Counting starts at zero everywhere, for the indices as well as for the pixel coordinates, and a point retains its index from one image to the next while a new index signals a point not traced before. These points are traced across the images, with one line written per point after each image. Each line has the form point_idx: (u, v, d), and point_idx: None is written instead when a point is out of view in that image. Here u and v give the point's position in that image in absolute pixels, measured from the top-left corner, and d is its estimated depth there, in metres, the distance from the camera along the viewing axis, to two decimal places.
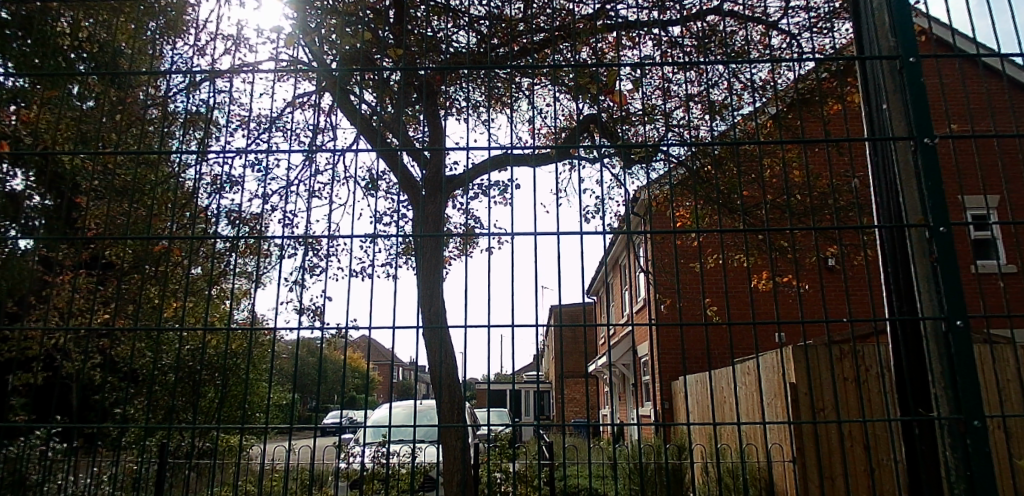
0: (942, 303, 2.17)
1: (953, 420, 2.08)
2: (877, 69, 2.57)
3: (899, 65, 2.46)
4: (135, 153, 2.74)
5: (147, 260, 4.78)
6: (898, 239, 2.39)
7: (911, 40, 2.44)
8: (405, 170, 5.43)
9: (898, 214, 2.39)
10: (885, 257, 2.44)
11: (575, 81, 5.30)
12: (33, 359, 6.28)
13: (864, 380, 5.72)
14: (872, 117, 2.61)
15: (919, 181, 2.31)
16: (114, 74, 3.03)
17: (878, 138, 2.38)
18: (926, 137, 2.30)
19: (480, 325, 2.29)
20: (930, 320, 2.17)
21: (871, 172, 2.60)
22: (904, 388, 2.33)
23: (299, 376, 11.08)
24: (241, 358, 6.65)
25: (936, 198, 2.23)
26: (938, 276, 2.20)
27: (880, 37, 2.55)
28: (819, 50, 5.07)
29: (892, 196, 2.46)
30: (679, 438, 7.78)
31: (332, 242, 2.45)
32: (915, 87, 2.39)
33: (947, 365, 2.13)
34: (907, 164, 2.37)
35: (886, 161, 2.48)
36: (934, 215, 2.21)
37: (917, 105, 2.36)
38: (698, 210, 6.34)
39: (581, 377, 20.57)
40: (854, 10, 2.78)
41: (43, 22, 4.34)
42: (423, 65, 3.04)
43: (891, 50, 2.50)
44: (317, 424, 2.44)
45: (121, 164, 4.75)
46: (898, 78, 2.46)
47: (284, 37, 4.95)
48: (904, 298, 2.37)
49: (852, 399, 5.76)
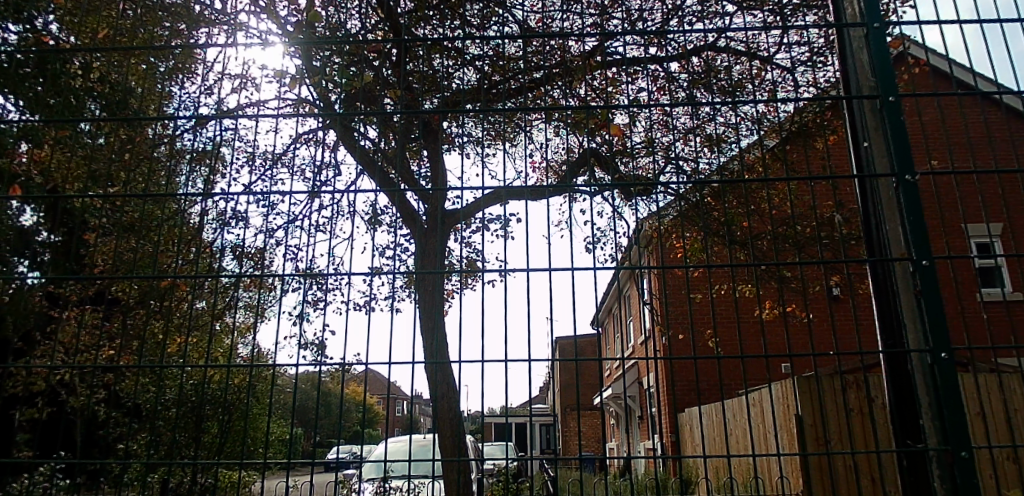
0: (927, 335, 2.19)
1: (941, 452, 2.09)
2: (860, 109, 2.65)
3: (880, 104, 2.54)
4: (145, 194, 2.92)
5: (153, 295, 4.81)
6: (885, 273, 2.43)
7: (890, 80, 2.53)
8: (408, 205, 5.50)
9: (883, 248, 2.45)
10: (874, 290, 2.46)
11: (575, 118, 5.45)
12: (37, 396, 6.22)
13: (866, 408, 5.81)
14: (859, 154, 2.68)
15: (902, 217, 2.36)
16: (125, 117, 3.17)
17: (860, 175, 2.45)
18: (907, 174, 2.36)
19: (479, 362, 2.35)
20: (916, 353, 2.19)
21: (859, 207, 2.66)
22: (894, 421, 2.33)
23: (303, 411, 10.93)
24: (244, 393, 6.59)
25: (919, 233, 2.28)
26: (922, 309, 2.23)
27: (862, 76, 2.64)
28: (814, 84, 5.18)
29: (878, 230, 2.50)
30: (688, 472, 7.70)
31: (334, 276, 2.56)
32: (896, 126, 2.46)
33: (934, 398, 2.15)
34: (890, 200, 2.42)
35: (872, 197, 2.53)
36: (916, 249, 2.25)
37: (898, 142, 2.42)
38: (699, 242, 6.37)
39: (587, 410, 20.27)
40: (840, 50, 2.87)
41: (59, 64, 4.44)
42: (425, 106, 3.16)
43: (872, 89, 2.59)
44: (322, 460, 2.58)
45: (130, 201, 4.81)
46: (879, 117, 2.55)
47: (290, 78, 5.12)
48: (891, 332, 2.41)
49: (861, 431, 5.78)
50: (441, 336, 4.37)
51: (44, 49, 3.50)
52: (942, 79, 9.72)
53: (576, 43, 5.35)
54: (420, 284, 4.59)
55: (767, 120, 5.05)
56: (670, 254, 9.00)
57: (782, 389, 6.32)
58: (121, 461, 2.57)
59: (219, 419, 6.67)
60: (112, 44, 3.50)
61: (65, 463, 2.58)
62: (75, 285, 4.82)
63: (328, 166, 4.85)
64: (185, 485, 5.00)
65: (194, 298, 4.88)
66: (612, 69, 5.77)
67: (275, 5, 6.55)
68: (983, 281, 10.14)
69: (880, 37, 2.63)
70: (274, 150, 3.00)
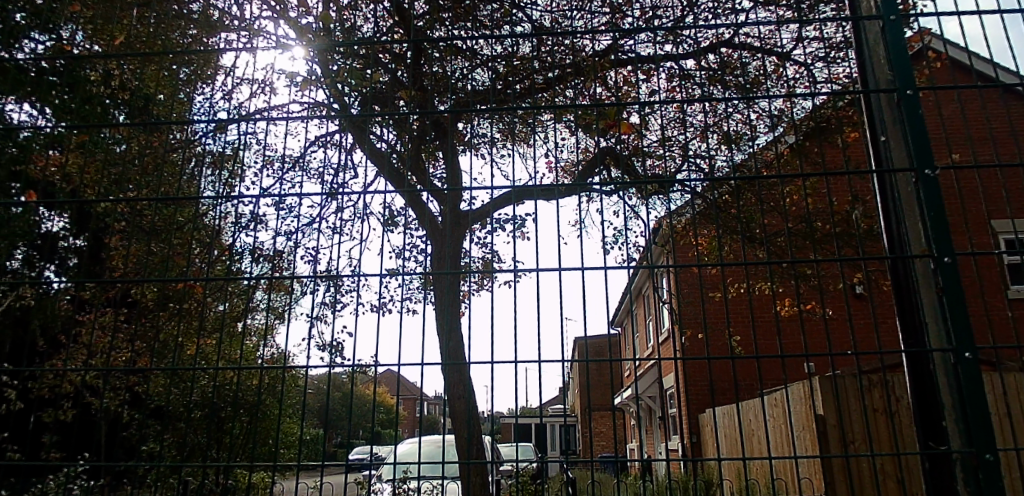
0: (949, 333, 2.13)
1: (966, 454, 2.02)
2: (878, 105, 2.60)
3: (898, 98, 2.49)
4: (170, 197, 2.96)
5: (177, 296, 4.90)
6: (905, 271, 2.38)
7: (908, 74, 2.48)
8: (425, 206, 5.54)
9: (903, 245, 2.39)
10: (894, 286, 2.42)
11: (589, 116, 5.45)
12: (66, 398, 6.37)
13: (894, 411, 5.68)
14: (876, 151, 2.64)
15: (922, 213, 2.31)
16: (146, 123, 3.21)
17: (878, 170, 2.41)
18: (927, 168, 2.31)
19: (496, 362, 2.34)
20: (938, 352, 2.14)
21: (878, 204, 2.60)
22: (917, 420, 2.28)
23: (326, 413, 11.08)
24: (269, 393, 6.72)
25: (941, 229, 2.23)
26: (943, 306, 2.18)
27: (877, 70, 2.59)
28: (833, 79, 5.12)
29: (898, 227, 2.45)
30: (708, 473, 7.69)
31: (353, 277, 2.58)
32: (914, 120, 2.41)
33: (956, 395, 2.09)
34: (909, 196, 2.37)
35: (891, 193, 2.49)
36: (938, 245, 2.20)
37: (917, 136, 2.37)
38: (717, 240, 6.33)
39: (607, 410, 20.25)
40: (856, 46, 2.83)
41: (83, 72, 4.53)
42: (442, 107, 3.19)
43: (889, 84, 2.54)
44: (344, 461, 2.59)
45: (152, 206, 4.90)
46: (896, 111, 2.50)
47: (308, 82, 5.20)
48: (911, 334, 2.35)
49: (883, 432, 5.71)
50: (459, 337, 4.38)
51: (68, 57, 3.58)
52: (962, 71, 9.53)
53: (591, 42, 5.35)
54: (438, 285, 4.61)
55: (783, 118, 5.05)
56: (688, 252, 8.92)
57: (800, 389, 6.29)
58: (150, 463, 2.60)
59: (244, 420, 6.79)
60: (133, 50, 3.54)
61: (90, 464, 2.60)
62: (100, 288, 4.92)
63: (347, 169, 4.89)
64: (207, 487, 5.08)
65: (214, 300, 4.96)
66: (627, 67, 5.78)
67: (291, 9, 6.62)
68: (1010, 277, 9.88)
69: (896, 30, 2.58)
70: (294, 153, 3.02)
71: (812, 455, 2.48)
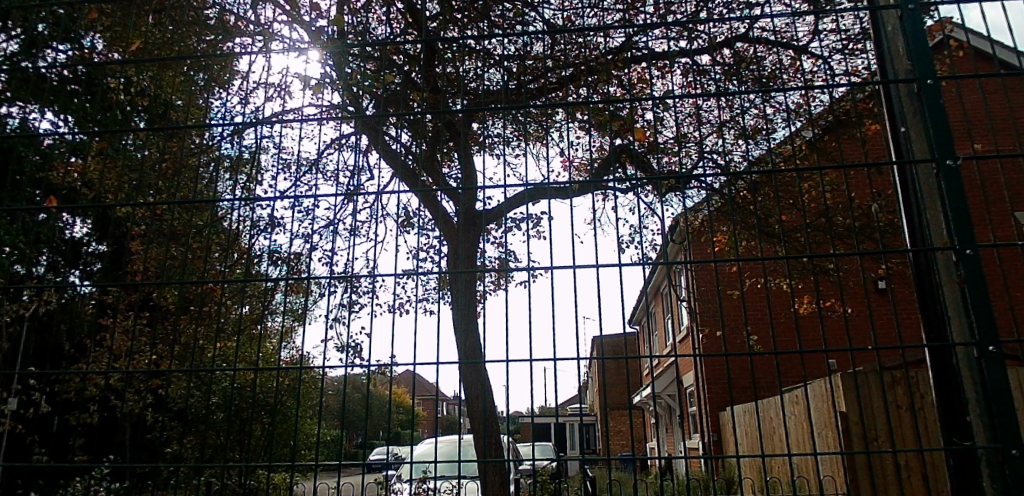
0: (973, 327, 2.04)
1: (991, 452, 1.93)
2: (898, 95, 2.51)
3: (918, 87, 2.39)
4: (187, 201, 2.99)
5: (197, 300, 4.97)
6: (928, 265, 2.29)
7: (928, 61, 2.38)
8: (440, 206, 5.53)
9: (926, 238, 2.30)
10: (915, 280, 2.33)
11: (603, 114, 5.40)
12: (92, 401, 6.50)
13: (918, 407, 5.51)
14: (898, 143, 2.55)
15: (945, 205, 2.21)
16: (165, 128, 3.23)
17: (898, 162, 2.31)
18: (949, 158, 2.20)
19: (514, 361, 2.29)
20: (961, 346, 2.05)
21: (900, 196, 2.51)
22: (941, 417, 2.19)
23: (346, 413, 11.18)
24: (288, 395, 6.79)
25: (964, 220, 2.12)
26: (967, 299, 2.08)
27: (896, 59, 2.50)
28: (851, 71, 5.02)
29: (920, 219, 2.36)
30: (728, 472, 7.58)
31: (370, 277, 2.57)
32: (935, 109, 2.30)
33: (982, 392, 2.00)
34: (931, 187, 2.28)
35: (913, 184, 2.40)
36: (960, 237, 2.10)
37: (937, 125, 2.27)
38: (736, 236, 6.23)
39: (625, 409, 20.13)
40: (876, 35, 2.75)
41: (104, 80, 4.61)
42: (456, 107, 3.16)
43: (909, 73, 2.44)
44: (365, 461, 2.56)
45: (172, 211, 4.97)
46: (917, 101, 2.39)
47: (323, 85, 5.23)
48: (935, 328, 2.28)
49: (907, 429, 5.56)
50: (475, 337, 4.36)
51: (89, 64, 3.62)
52: (986, 61, 9.28)
53: (604, 39, 5.30)
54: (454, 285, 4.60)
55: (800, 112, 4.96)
56: (706, 249, 8.81)
57: (821, 386, 6.16)
58: (172, 464, 2.61)
59: (265, 421, 6.86)
60: (151, 56, 3.57)
61: (114, 466, 2.61)
62: (122, 292, 5.01)
63: (362, 171, 4.90)
64: (229, 487, 5.13)
65: (234, 303, 5.01)
66: (641, 64, 5.72)
67: (305, 13, 6.66)
68: None
69: (916, 17, 2.47)
70: (311, 155, 3.02)
71: (832, 453, 2.40)
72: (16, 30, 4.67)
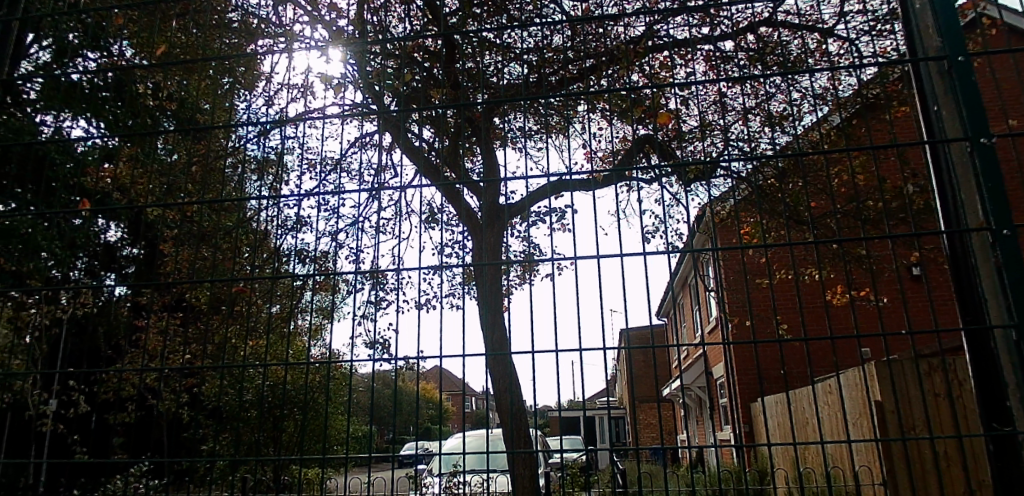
0: (1010, 311, 1.96)
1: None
2: (926, 73, 2.40)
3: (948, 65, 2.28)
4: (215, 203, 2.97)
5: (228, 300, 5.05)
6: (962, 248, 2.20)
7: (958, 38, 2.27)
8: (463, 201, 5.52)
9: (959, 220, 2.21)
10: (949, 264, 2.25)
11: (625, 103, 5.30)
12: (131, 400, 6.66)
13: (956, 395, 5.29)
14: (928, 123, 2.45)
15: (978, 184, 2.11)
16: (194, 130, 3.17)
17: (928, 142, 2.22)
18: (982, 137, 2.11)
19: (541, 355, 2.25)
20: (998, 330, 1.97)
21: (930, 178, 2.42)
22: (977, 402, 2.11)
23: (374, 409, 11.31)
24: (318, 391, 6.91)
25: (999, 201, 2.03)
26: (1004, 283, 1.99)
27: (925, 39, 2.39)
28: (881, 52, 4.84)
29: (952, 201, 2.27)
30: (760, 463, 7.44)
31: (397, 273, 2.54)
32: (966, 87, 2.21)
33: (1020, 377, 1.92)
34: (964, 167, 2.17)
35: (945, 166, 2.30)
36: (995, 218, 2.01)
37: (969, 103, 2.17)
38: (764, 224, 6.10)
39: (654, 402, 19.96)
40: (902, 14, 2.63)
41: (132, 86, 4.69)
42: (479, 100, 3.10)
43: (939, 52, 2.34)
44: (395, 455, 2.58)
45: (201, 214, 5.05)
46: (947, 80, 2.29)
47: (346, 84, 5.26)
48: (971, 311, 2.16)
49: (944, 417, 5.35)
50: (502, 331, 4.35)
51: (117, 70, 3.54)
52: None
53: (625, 28, 5.19)
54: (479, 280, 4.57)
55: (828, 96, 4.80)
56: (734, 238, 8.63)
57: (854, 375, 5.98)
58: (208, 460, 2.61)
59: (297, 418, 6.97)
60: (178, 60, 3.55)
61: (154, 463, 2.61)
62: (156, 294, 5.13)
63: (385, 168, 4.92)
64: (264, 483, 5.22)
65: (264, 301, 5.08)
66: (663, 52, 5.60)
67: (325, 13, 6.69)
68: None
69: None
70: (336, 154, 3.01)
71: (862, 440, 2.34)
72: (47, 38, 4.76)
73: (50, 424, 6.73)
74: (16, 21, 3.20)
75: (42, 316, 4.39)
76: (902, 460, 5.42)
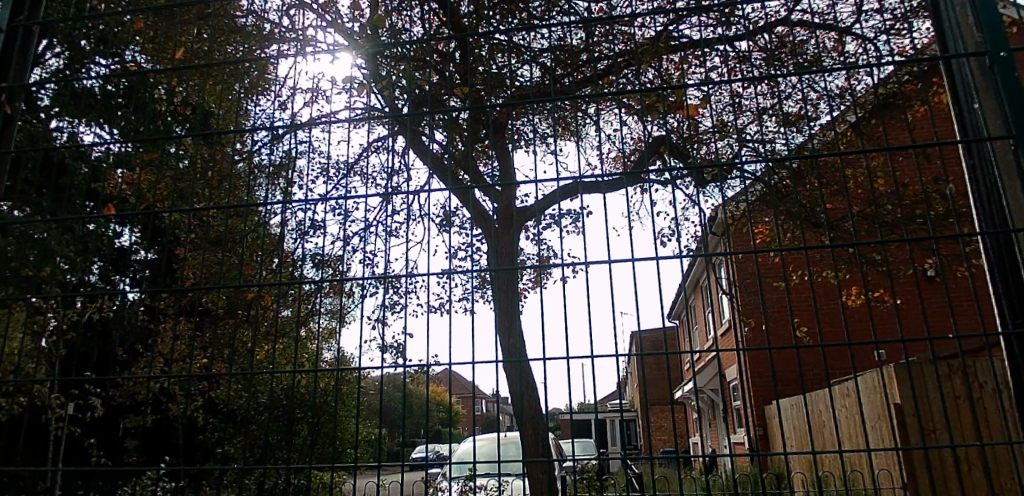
0: None
1: None
2: (967, 70, 2.27)
3: (990, 61, 2.15)
4: (228, 206, 2.79)
5: (242, 304, 5.03)
6: (1010, 247, 2.08)
7: (1001, 34, 2.13)
8: (476, 204, 5.46)
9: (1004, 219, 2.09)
10: (992, 264, 2.16)
11: (639, 104, 5.22)
12: (145, 405, 6.67)
13: (977, 398, 5.11)
14: (965, 120, 2.34)
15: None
16: (210, 132, 3.04)
17: (967, 141, 2.09)
18: None
19: (555, 359, 2.19)
20: None
21: (967, 178, 2.32)
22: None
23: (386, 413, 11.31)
24: (331, 394, 6.90)
25: None
26: None
27: (965, 36, 2.28)
28: (900, 51, 4.74)
29: (994, 201, 2.16)
30: (777, 467, 7.33)
31: (410, 280, 2.48)
32: (1011, 84, 2.06)
33: None
34: (1008, 165, 2.06)
35: (987, 164, 2.19)
36: None
37: (1014, 99, 2.04)
38: (781, 225, 6.00)
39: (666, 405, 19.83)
40: (935, 11, 2.53)
41: (146, 92, 4.69)
42: (490, 101, 2.93)
43: (979, 47, 2.21)
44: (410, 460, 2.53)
45: (214, 218, 5.04)
46: (989, 76, 2.16)
47: (359, 87, 5.23)
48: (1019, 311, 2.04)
49: (965, 419, 5.17)
50: (517, 336, 4.30)
51: (132, 75, 3.50)
52: None
53: (640, 28, 5.13)
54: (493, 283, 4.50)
55: (848, 95, 4.68)
56: (750, 241, 8.50)
57: (871, 377, 5.84)
58: (225, 467, 2.41)
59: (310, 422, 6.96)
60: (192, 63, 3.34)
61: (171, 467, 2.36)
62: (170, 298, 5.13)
63: (398, 173, 4.88)
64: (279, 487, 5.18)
65: (278, 306, 5.08)
66: (678, 53, 5.53)
67: (338, 18, 6.68)
68: None
69: None
70: (348, 158, 2.97)
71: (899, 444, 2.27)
72: (63, 44, 4.77)
73: (67, 427, 6.76)
74: (36, 25, 3.17)
75: (59, 322, 4.37)
76: (920, 462, 5.23)
